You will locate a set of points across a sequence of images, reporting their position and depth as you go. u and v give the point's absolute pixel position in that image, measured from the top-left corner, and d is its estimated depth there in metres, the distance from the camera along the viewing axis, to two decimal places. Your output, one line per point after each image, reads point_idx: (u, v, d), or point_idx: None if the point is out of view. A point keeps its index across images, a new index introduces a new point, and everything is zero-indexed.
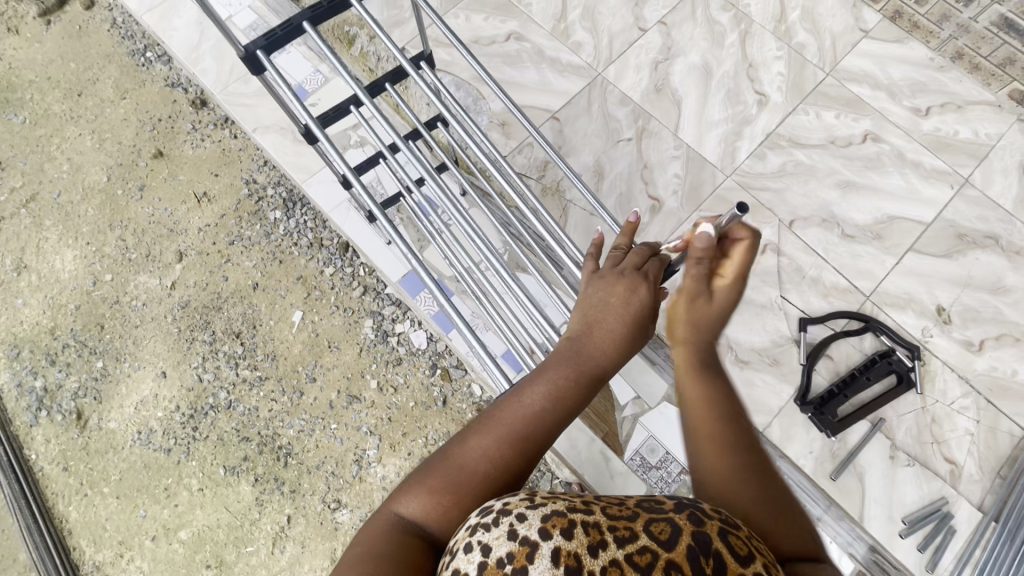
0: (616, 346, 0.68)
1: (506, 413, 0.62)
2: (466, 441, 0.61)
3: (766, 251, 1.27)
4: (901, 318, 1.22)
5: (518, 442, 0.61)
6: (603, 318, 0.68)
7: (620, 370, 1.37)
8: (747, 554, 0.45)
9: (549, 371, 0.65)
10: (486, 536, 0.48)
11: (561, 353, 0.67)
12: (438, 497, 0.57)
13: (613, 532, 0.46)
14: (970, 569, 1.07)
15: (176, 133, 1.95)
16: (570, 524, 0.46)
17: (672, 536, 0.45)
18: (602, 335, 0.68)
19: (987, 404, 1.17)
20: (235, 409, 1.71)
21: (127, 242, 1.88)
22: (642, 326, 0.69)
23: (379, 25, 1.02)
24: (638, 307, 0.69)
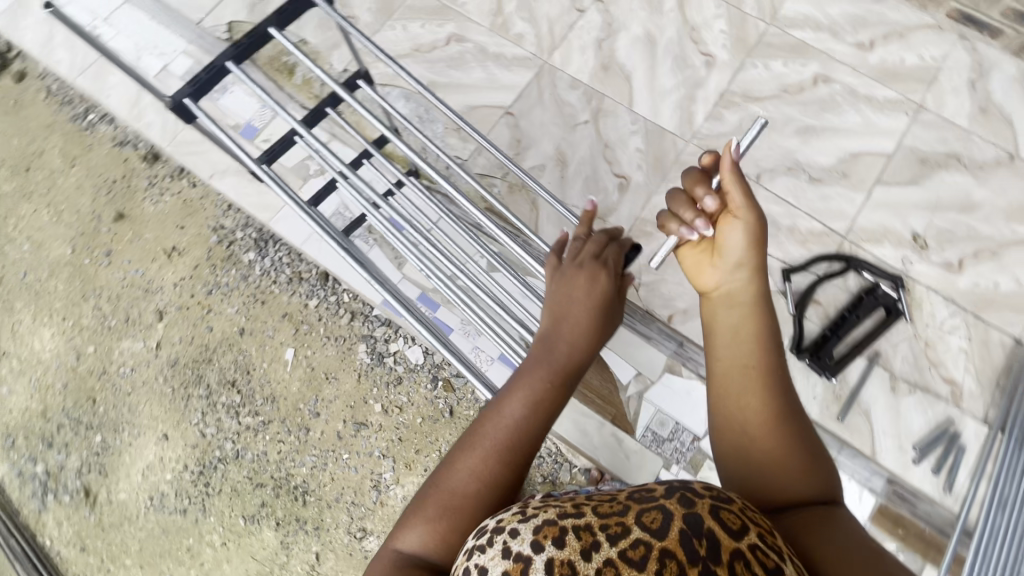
0: (586, 339, 0.71)
1: (489, 429, 0.64)
2: (455, 464, 0.62)
3: None
4: (880, 251, 1.23)
5: (506, 455, 0.62)
6: (571, 313, 0.71)
7: (615, 351, 1.37)
8: (739, 527, 0.49)
9: (524, 377, 0.67)
10: (483, 558, 0.51)
11: (535, 355, 0.69)
12: (438, 523, 0.59)
13: (605, 531, 0.49)
14: (988, 483, 1.08)
15: (133, 192, 1.91)
16: (561, 533, 0.50)
17: (662, 525, 0.49)
18: (573, 328, 0.71)
19: (975, 320, 1.19)
20: (244, 457, 1.70)
21: (105, 310, 1.84)
22: (608, 311, 0.73)
23: (308, 56, 1.01)
24: (601, 295, 0.73)
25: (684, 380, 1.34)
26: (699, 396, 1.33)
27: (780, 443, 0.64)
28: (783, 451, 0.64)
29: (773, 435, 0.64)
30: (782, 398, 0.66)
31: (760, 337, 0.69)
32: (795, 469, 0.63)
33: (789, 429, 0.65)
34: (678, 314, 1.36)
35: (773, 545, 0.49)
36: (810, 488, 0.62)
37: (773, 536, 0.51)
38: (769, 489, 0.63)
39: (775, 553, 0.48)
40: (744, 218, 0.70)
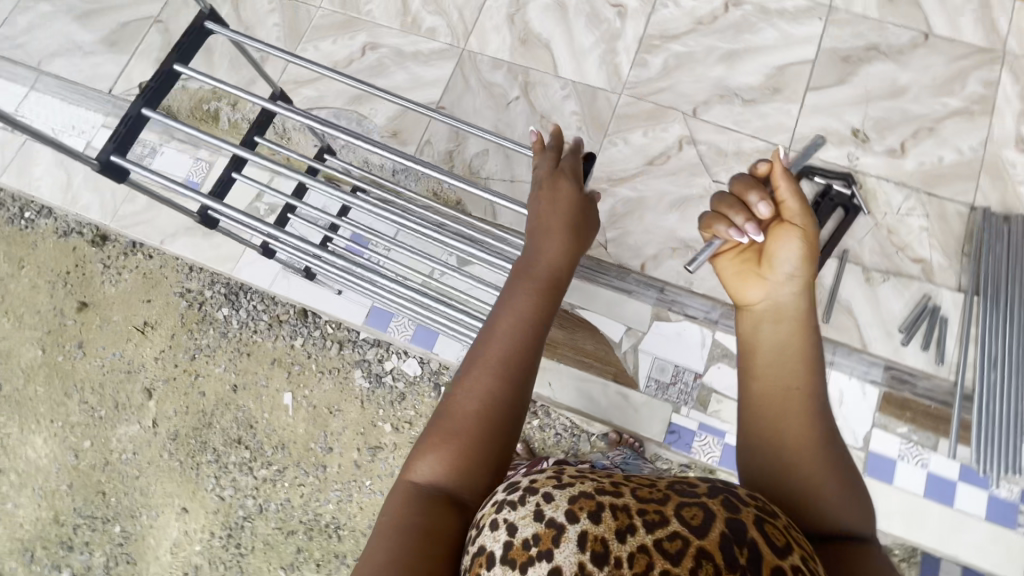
0: (563, 246, 0.73)
1: (480, 354, 0.64)
2: (457, 390, 0.63)
3: (683, 145, 1.27)
4: (824, 154, 1.26)
5: (501, 369, 0.63)
6: (545, 222, 0.74)
7: (601, 312, 1.40)
8: (784, 545, 0.45)
9: (506, 300, 0.69)
10: (512, 515, 0.48)
11: (518, 272, 0.71)
12: (444, 451, 0.59)
13: (643, 515, 0.45)
14: (974, 346, 1.12)
15: (90, 278, 1.87)
16: (597, 507, 0.45)
17: (705, 522, 0.45)
18: (548, 240, 0.73)
19: (928, 197, 1.23)
20: (269, 509, 1.71)
21: (91, 402, 1.81)
22: (581, 215, 0.75)
23: (231, 86, 0.98)
24: (567, 200, 0.76)
25: (673, 323, 1.38)
26: (690, 335, 1.36)
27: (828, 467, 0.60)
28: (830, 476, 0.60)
29: (821, 459, 0.60)
30: (825, 425, 0.62)
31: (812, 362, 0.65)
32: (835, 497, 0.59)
33: (837, 464, 0.60)
34: None
35: (813, 570, 0.45)
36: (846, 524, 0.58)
37: (815, 560, 0.47)
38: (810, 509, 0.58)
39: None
40: (801, 227, 0.68)
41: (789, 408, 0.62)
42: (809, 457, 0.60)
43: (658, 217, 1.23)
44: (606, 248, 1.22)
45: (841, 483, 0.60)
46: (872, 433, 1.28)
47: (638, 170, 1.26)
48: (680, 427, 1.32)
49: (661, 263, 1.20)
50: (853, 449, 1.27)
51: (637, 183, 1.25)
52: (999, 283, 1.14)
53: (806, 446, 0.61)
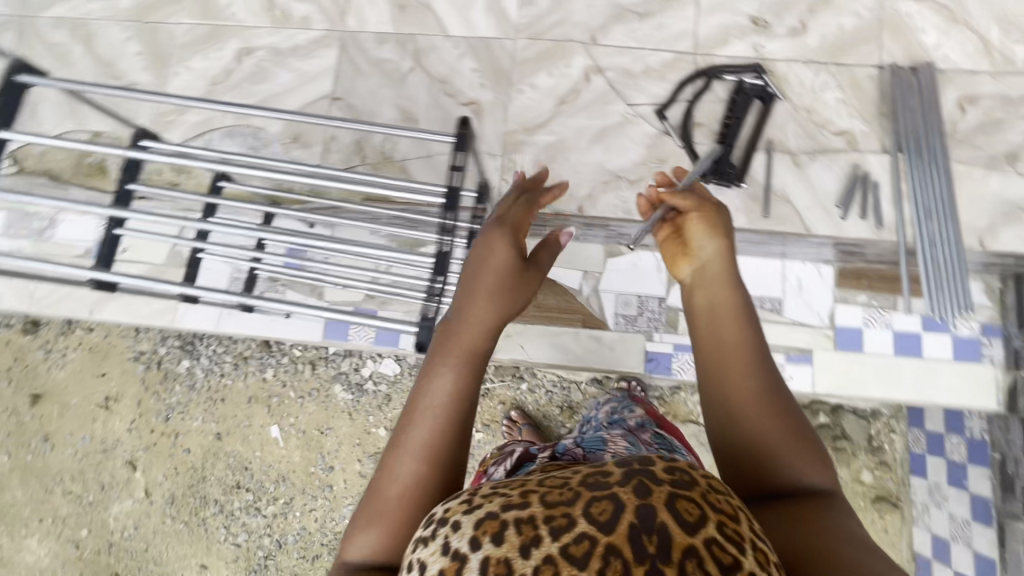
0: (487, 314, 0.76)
1: (414, 427, 0.67)
2: (391, 463, 0.65)
3: (590, 76, 1.23)
4: (731, 51, 1.24)
5: (431, 441, 0.66)
6: (480, 282, 0.78)
7: (555, 263, 1.38)
8: (699, 519, 0.40)
9: (436, 369, 0.71)
10: (424, 552, 0.44)
11: (446, 340, 0.74)
12: (379, 525, 0.61)
13: (549, 523, 0.40)
14: (908, 202, 1.14)
15: (34, 367, 1.77)
16: (500, 527, 0.41)
17: (614, 515, 0.40)
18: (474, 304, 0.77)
19: (838, 69, 1.22)
20: (287, 542, 1.70)
21: (76, 490, 1.75)
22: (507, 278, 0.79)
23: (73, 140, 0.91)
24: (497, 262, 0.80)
25: (626, 256, 1.37)
26: (646, 263, 1.36)
27: (777, 431, 0.64)
28: (778, 438, 0.63)
29: (765, 415, 0.65)
30: (767, 389, 0.67)
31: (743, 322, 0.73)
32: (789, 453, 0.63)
33: (783, 419, 0.65)
34: None
35: (735, 536, 0.40)
36: (807, 478, 0.61)
37: (737, 521, 0.42)
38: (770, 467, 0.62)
39: (738, 546, 0.39)
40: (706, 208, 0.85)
41: (729, 376, 0.67)
42: (754, 415, 0.65)
43: (583, 155, 1.19)
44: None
45: (790, 442, 0.64)
46: (834, 309, 1.32)
47: (551, 113, 1.22)
48: (657, 354, 1.33)
49: (596, 201, 1.17)
50: (820, 330, 1.31)
51: (554, 126, 1.21)
52: (918, 136, 1.16)
53: (749, 405, 0.65)
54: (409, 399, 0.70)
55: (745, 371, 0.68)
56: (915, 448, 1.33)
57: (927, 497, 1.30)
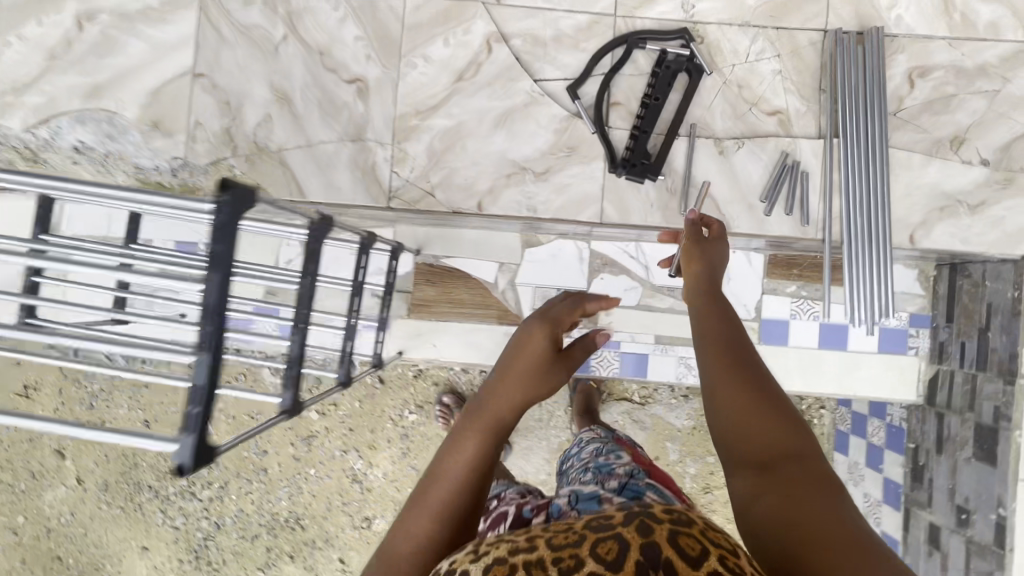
0: (515, 393, 0.72)
1: (429, 494, 0.64)
2: (397, 539, 0.60)
3: (492, 46, 1.06)
4: (657, 11, 1.06)
5: (437, 521, 0.61)
6: (515, 361, 0.74)
7: (468, 255, 1.27)
8: (698, 554, 0.38)
9: (458, 436, 0.68)
10: None
11: (468, 416, 0.71)
12: None
13: (559, 564, 0.38)
14: (837, 195, 1.04)
15: None
16: (511, 568, 0.39)
17: (619, 554, 0.38)
18: (506, 381, 0.72)
19: (778, 34, 1.06)
20: (226, 523, 1.72)
21: (5, 479, 1.72)
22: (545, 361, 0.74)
23: None
24: (538, 345, 0.74)
25: (546, 245, 1.27)
26: (567, 254, 1.27)
27: (767, 412, 0.53)
28: (763, 416, 0.53)
29: (753, 397, 0.55)
30: (753, 374, 0.57)
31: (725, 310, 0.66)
32: (778, 430, 0.52)
33: (769, 401, 0.54)
34: None
35: (738, 569, 0.38)
36: (799, 453, 0.50)
37: (739, 557, 0.40)
38: (766, 449, 0.51)
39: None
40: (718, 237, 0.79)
41: (718, 363, 0.58)
42: (735, 395, 0.55)
43: (483, 143, 1.06)
44: (435, 196, 1.06)
45: (778, 423, 0.53)
46: (762, 300, 1.25)
47: (447, 93, 1.06)
48: None
49: (498, 197, 1.05)
50: (745, 322, 1.25)
51: (451, 108, 1.06)
52: (857, 117, 1.02)
53: (731, 392, 0.55)
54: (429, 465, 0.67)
55: (733, 358, 0.58)
56: (840, 427, 1.35)
57: (847, 474, 1.35)
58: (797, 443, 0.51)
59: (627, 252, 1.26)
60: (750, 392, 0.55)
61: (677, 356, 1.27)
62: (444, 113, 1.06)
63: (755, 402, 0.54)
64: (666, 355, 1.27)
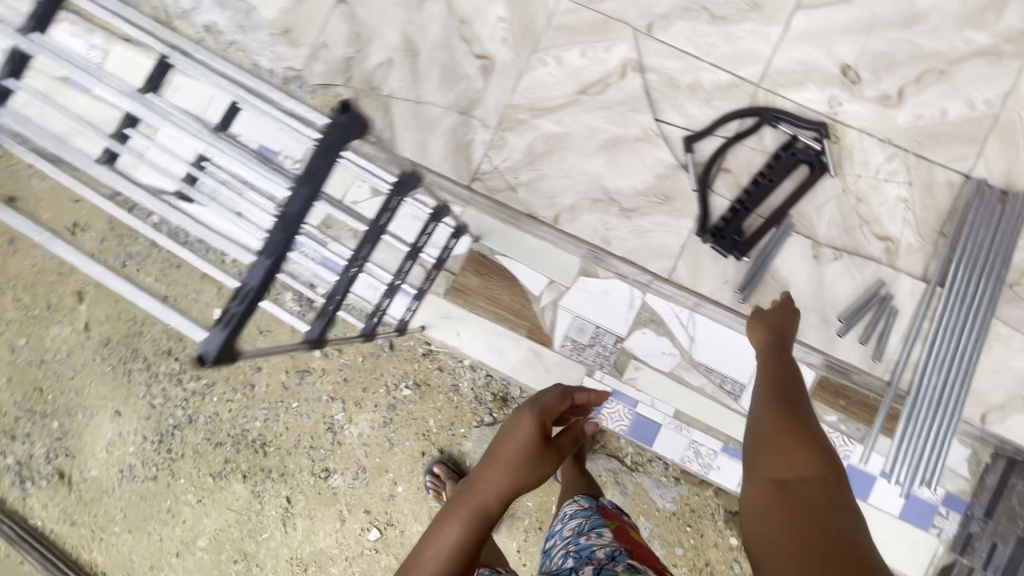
0: (498, 494, 0.72)
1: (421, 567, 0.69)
2: None
3: (626, 72, 1.04)
4: (802, 96, 1.02)
5: None
6: (500, 453, 0.75)
7: (524, 262, 1.25)
8: None
9: (438, 527, 0.71)
10: None
11: (454, 500, 0.73)
12: None
13: None
14: (921, 344, 0.97)
15: (14, 167, 1.84)
16: None
17: None
18: (489, 475, 0.73)
19: (917, 160, 1.00)
20: (198, 420, 1.74)
21: (25, 300, 1.81)
22: (536, 457, 0.75)
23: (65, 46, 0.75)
24: (531, 440, 0.74)
25: (602, 280, 1.24)
26: (619, 296, 1.23)
27: (794, 438, 0.64)
28: (794, 451, 0.63)
29: (787, 425, 0.66)
30: (793, 413, 0.68)
31: (784, 360, 0.79)
32: (803, 451, 0.63)
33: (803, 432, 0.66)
34: None
35: None
36: (817, 470, 0.61)
37: None
38: (788, 462, 0.62)
39: None
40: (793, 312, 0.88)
41: (763, 402, 0.71)
42: (773, 421, 0.67)
43: (582, 161, 1.03)
44: (517, 193, 1.04)
45: (805, 445, 0.63)
46: None
47: (566, 100, 1.04)
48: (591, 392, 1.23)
49: (577, 217, 1.02)
50: None
51: (565, 116, 1.04)
52: (971, 272, 0.95)
53: (773, 419, 0.67)
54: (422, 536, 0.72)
55: (776, 399, 0.71)
56: None
57: None
58: (817, 465, 0.61)
59: (677, 317, 1.22)
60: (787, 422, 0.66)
61: (688, 439, 1.21)
62: (559, 117, 1.04)
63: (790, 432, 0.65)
64: (678, 434, 1.21)
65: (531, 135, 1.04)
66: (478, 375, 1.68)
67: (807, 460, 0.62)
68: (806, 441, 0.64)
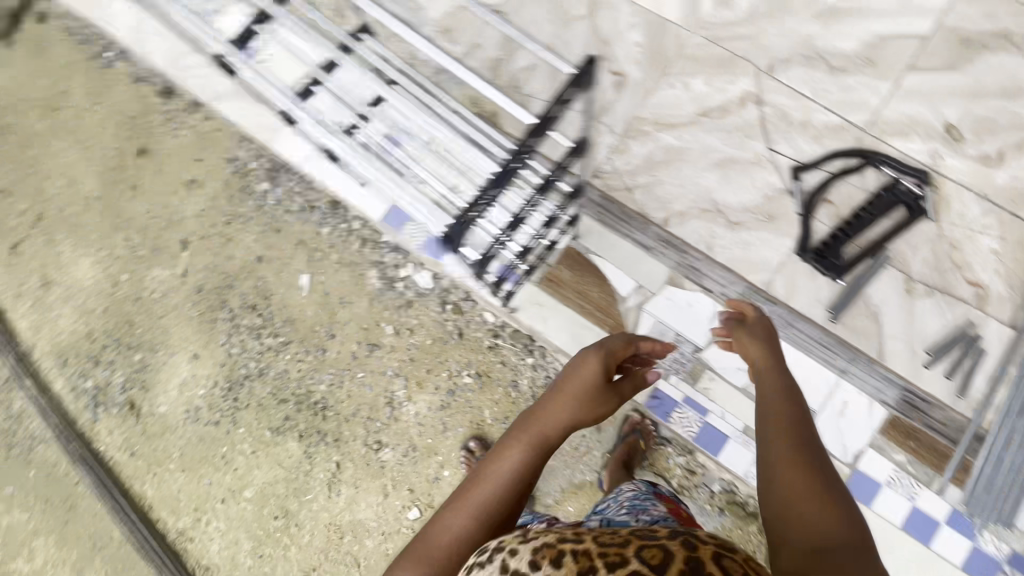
0: (564, 422, 0.99)
1: (480, 486, 0.89)
2: (445, 521, 0.85)
3: (749, 101, 1.31)
4: (907, 145, 1.27)
5: (477, 515, 0.85)
6: (567, 388, 1.02)
7: (614, 264, 1.34)
8: None
9: (504, 448, 0.94)
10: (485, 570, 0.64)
11: (523, 422, 0.98)
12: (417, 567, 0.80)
13: (602, 559, 0.57)
14: (1004, 383, 1.23)
15: (152, 126, 2.08)
16: (557, 554, 0.59)
17: (660, 562, 0.55)
18: (557, 402, 1.01)
19: (1009, 217, 1.25)
20: (267, 374, 1.84)
21: (135, 239, 1.99)
22: (595, 392, 1.02)
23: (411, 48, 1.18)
24: (593, 378, 1.03)
25: (686, 291, 1.31)
26: (701, 308, 1.30)
27: (805, 490, 0.77)
28: (808, 504, 0.75)
29: (801, 477, 0.79)
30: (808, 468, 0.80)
31: (791, 397, 0.94)
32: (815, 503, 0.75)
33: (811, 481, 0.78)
34: (673, 215, 1.32)
35: None
36: (825, 518, 0.73)
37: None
38: (801, 512, 0.74)
39: None
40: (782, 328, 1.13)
41: (777, 447, 0.84)
42: (788, 474, 0.79)
43: (697, 173, 1.31)
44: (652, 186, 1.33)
45: (818, 499, 0.75)
46: (864, 452, 1.26)
47: (690, 119, 1.32)
48: None
49: (687, 221, 1.32)
50: (839, 462, 1.25)
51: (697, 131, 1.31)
52: None
53: (788, 469, 0.80)
54: (484, 464, 0.93)
55: (790, 448, 0.84)
56: None
57: None
58: (827, 514, 0.73)
59: None
60: (802, 475, 0.79)
61: None
62: (701, 133, 1.31)
63: (802, 484, 0.78)
64: None
65: (682, 144, 1.32)
66: (538, 375, 1.75)
67: (816, 510, 0.74)
68: (807, 476, 0.79)
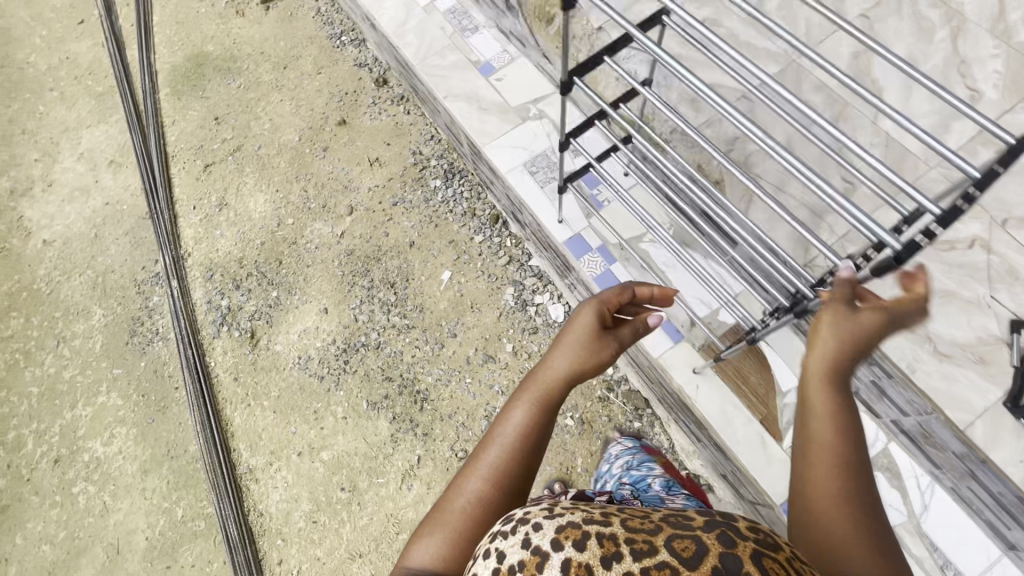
0: (567, 379, 0.77)
1: (486, 451, 0.73)
2: (459, 489, 0.71)
3: (976, 245, 1.38)
4: None
5: (494, 481, 0.70)
6: (570, 336, 0.80)
7: (784, 356, 1.34)
8: None
9: (509, 404, 0.76)
10: (503, 543, 0.51)
11: (529, 382, 0.78)
12: (441, 544, 0.67)
13: (630, 544, 0.46)
14: None
15: (358, 105, 2.31)
16: (581, 536, 0.47)
17: (695, 555, 0.45)
18: (563, 352, 0.79)
19: None
20: (383, 349, 1.90)
21: (310, 193, 2.17)
22: (604, 342, 0.80)
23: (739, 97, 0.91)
24: (592, 325, 0.80)
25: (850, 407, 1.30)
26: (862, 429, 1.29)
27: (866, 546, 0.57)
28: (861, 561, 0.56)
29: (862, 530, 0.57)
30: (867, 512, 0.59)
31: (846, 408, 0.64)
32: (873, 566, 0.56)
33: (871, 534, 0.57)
34: None
35: None
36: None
37: None
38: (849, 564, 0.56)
39: None
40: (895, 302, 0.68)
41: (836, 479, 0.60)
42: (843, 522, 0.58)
43: None
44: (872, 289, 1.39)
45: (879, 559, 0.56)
46: None
47: None
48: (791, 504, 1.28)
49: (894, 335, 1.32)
50: None
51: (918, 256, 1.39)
52: None
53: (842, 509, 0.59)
54: (487, 428, 0.76)
55: (846, 480, 0.60)
56: None
57: None
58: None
59: (916, 480, 1.26)
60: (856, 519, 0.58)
61: None
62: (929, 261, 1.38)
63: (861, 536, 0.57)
64: None
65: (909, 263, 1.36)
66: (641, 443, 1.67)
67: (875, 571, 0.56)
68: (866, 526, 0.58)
